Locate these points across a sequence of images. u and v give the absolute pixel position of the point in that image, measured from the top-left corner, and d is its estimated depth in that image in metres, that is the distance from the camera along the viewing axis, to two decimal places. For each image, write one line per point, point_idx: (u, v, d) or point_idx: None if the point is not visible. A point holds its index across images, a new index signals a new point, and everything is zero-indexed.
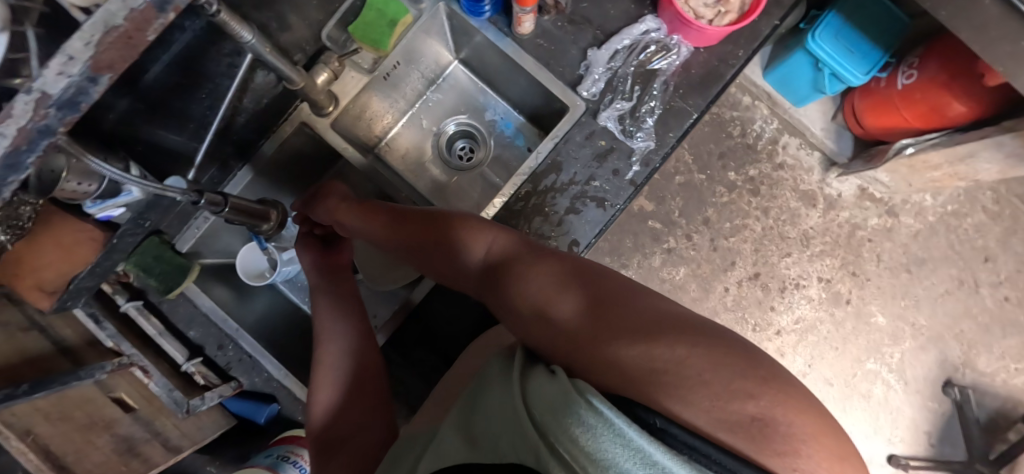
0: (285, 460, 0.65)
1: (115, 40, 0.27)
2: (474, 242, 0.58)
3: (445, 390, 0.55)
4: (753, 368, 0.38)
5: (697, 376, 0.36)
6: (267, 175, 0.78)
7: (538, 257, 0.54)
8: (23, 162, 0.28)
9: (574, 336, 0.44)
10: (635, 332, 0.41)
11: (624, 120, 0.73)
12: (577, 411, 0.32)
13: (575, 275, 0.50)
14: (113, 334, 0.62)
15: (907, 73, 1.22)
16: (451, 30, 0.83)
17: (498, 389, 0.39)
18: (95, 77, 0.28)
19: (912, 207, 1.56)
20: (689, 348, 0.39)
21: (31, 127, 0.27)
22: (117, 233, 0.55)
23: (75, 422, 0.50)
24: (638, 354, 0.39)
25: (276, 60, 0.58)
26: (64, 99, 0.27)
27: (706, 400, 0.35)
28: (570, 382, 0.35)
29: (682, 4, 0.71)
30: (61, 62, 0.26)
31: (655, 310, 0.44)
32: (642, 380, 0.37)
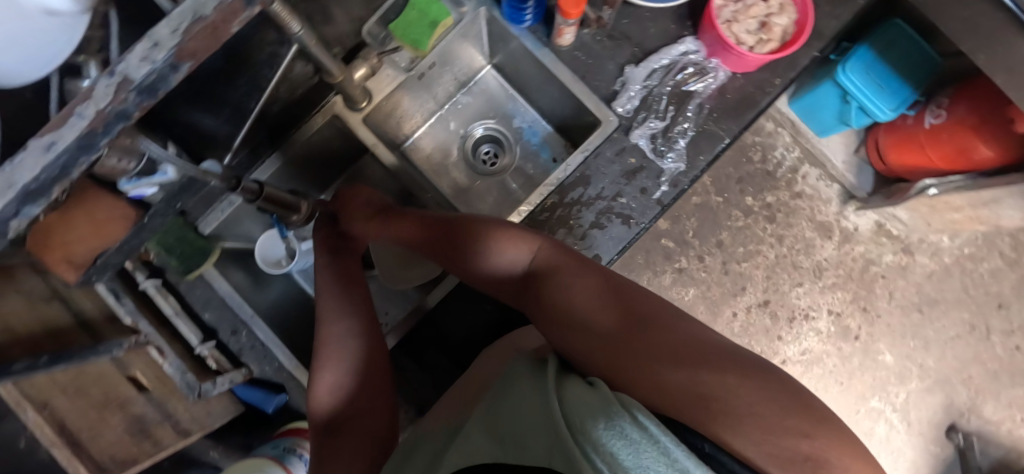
0: (291, 453, 0.64)
1: (201, 31, 0.27)
2: (511, 248, 0.56)
3: (460, 390, 0.55)
4: (806, 408, 0.37)
5: (749, 408, 0.36)
6: (294, 165, 0.78)
7: (576, 269, 0.53)
8: (97, 144, 0.28)
9: (618, 355, 0.44)
10: (683, 358, 0.41)
11: (656, 139, 0.73)
12: (621, 424, 0.31)
13: (622, 292, 0.50)
14: (132, 311, 0.61)
15: (934, 112, 1.22)
16: (488, 35, 0.83)
17: (529, 391, 0.38)
18: (176, 64, 0.28)
19: (928, 246, 1.55)
20: (741, 380, 0.38)
21: (109, 110, 0.27)
22: (148, 213, 0.54)
23: (90, 399, 0.50)
24: (686, 378, 0.39)
25: (317, 52, 0.58)
26: (144, 84, 0.27)
27: (759, 432, 0.34)
28: (613, 395, 0.35)
29: (724, 27, 0.70)
30: (146, 48, 0.26)
31: (701, 340, 0.44)
32: (689, 404, 0.37)
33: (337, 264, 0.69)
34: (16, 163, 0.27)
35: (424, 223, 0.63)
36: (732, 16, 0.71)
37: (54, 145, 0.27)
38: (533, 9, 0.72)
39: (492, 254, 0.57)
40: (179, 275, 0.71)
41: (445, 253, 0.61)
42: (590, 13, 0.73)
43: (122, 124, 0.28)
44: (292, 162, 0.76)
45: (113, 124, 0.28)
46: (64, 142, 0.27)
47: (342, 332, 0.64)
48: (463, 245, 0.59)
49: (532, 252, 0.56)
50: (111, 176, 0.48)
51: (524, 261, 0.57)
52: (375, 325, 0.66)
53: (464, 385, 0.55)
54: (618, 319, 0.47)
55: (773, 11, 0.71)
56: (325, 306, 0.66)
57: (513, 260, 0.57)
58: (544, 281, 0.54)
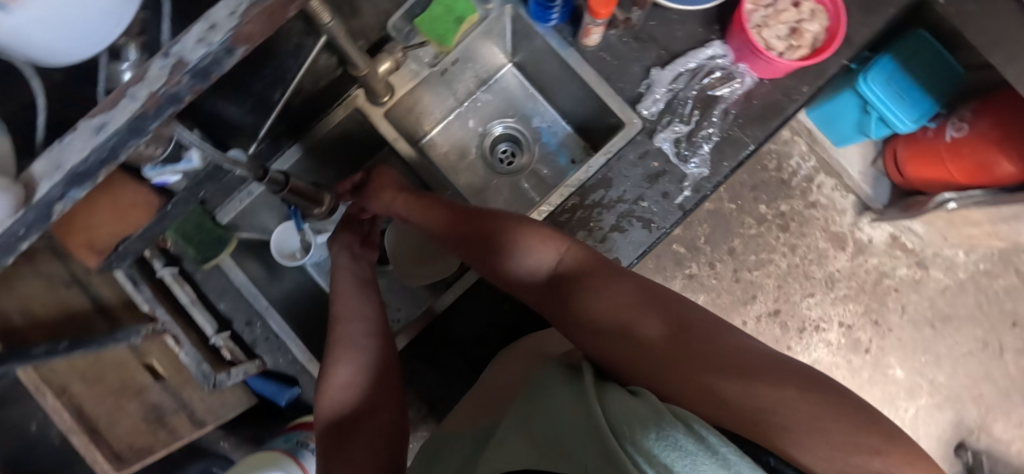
0: (303, 447, 0.63)
1: (260, 13, 0.28)
2: (539, 248, 0.56)
3: (484, 393, 0.55)
4: (875, 421, 0.36)
5: (808, 423, 0.35)
6: (313, 157, 0.77)
7: (611, 275, 0.53)
8: (147, 128, 0.27)
9: (665, 363, 0.44)
10: (735, 368, 0.41)
11: (680, 143, 0.72)
12: (675, 433, 0.31)
13: (655, 298, 0.49)
14: (150, 298, 0.60)
15: (955, 126, 1.20)
16: (512, 33, 0.82)
17: (572, 402, 0.38)
18: (231, 48, 0.28)
19: (943, 261, 1.53)
20: (800, 392, 0.37)
21: (162, 92, 0.26)
22: (171, 200, 0.53)
23: (108, 386, 0.50)
24: (740, 391, 0.39)
25: (344, 44, 0.57)
26: (198, 67, 0.27)
27: (822, 448, 0.34)
28: (663, 407, 0.34)
29: (754, 32, 0.69)
30: (204, 28, 0.27)
31: (751, 348, 0.43)
32: (745, 422, 0.37)
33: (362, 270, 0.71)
34: (66, 144, 0.27)
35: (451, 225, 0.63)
36: (763, 21, 0.70)
37: (105, 127, 0.27)
38: (560, 8, 0.71)
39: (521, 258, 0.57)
40: (196, 264, 0.70)
41: (473, 252, 0.60)
42: (618, 14, 0.72)
43: (173, 108, 0.28)
44: (313, 153, 0.76)
45: (165, 107, 0.28)
46: (114, 124, 0.26)
47: (365, 331, 0.64)
48: (492, 245, 0.58)
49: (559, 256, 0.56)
50: (136, 162, 0.48)
51: (554, 264, 0.56)
52: (388, 329, 0.66)
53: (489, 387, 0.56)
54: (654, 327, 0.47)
55: (803, 19, 0.70)
56: (343, 303, 0.66)
57: (543, 262, 0.57)
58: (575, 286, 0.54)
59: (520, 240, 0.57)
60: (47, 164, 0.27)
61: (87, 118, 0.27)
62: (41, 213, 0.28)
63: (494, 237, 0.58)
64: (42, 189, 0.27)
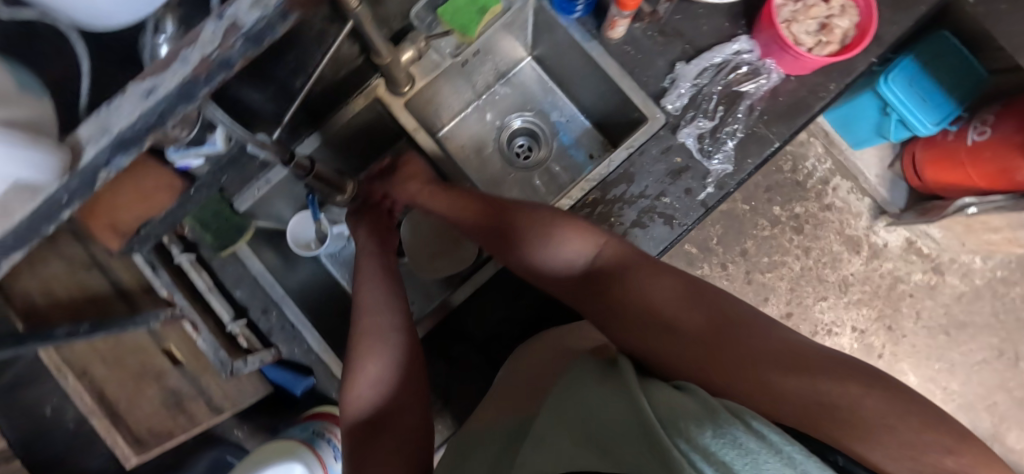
0: (319, 437, 0.62)
1: None
2: (577, 242, 0.56)
3: (516, 389, 0.55)
4: (937, 415, 0.36)
5: (879, 419, 0.36)
6: (331, 146, 0.76)
7: (650, 270, 0.53)
8: (196, 94, 0.27)
9: (715, 358, 0.44)
10: (792, 363, 0.41)
11: (704, 139, 0.71)
12: (735, 433, 0.31)
13: (699, 293, 0.49)
14: (168, 283, 0.61)
15: (978, 129, 1.19)
16: (533, 26, 0.81)
17: (617, 397, 0.38)
18: (285, 14, 0.28)
19: (959, 267, 1.51)
20: (862, 387, 0.38)
21: (215, 56, 0.27)
22: (194, 185, 0.53)
23: (128, 370, 0.49)
24: (801, 387, 0.39)
25: (370, 30, 0.57)
26: (252, 32, 0.27)
27: (895, 445, 0.35)
28: (716, 406, 0.35)
29: (783, 27, 0.68)
30: None
31: (799, 342, 0.44)
32: (811, 415, 0.37)
33: (381, 262, 0.70)
34: (114, 107, 0.27)
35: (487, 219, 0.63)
36: (792, 16, 0.68)
37: (155, 91, 0.27)
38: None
39: (556, 251, 0.57)
40: (214, 250, 0.70)
41: (510, 244, 0.60)
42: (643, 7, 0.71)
43: (223, 75, 0.28)
44: (332, 142, 0.75)
45: (215, 73, 0.28)
46: (165, 87, 0.26)
47: (390, 324, 0.63)
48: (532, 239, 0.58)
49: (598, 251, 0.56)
50: (161, 143, 0.47)
51: (592, 258, 0.56)
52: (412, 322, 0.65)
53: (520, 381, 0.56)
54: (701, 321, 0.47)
55: (833, 14, 0.68)
56: (365, 296, 0.66)
57: (581, 257, 0.56)
58: (615, 281, 0.53)
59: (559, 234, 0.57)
60: (93, 128, 0.27)
61: (136, 81, 0.27)
62: (84, 180, 0.28)
63: (534, 229, 0.58)
64: (88, 152, 0.26)
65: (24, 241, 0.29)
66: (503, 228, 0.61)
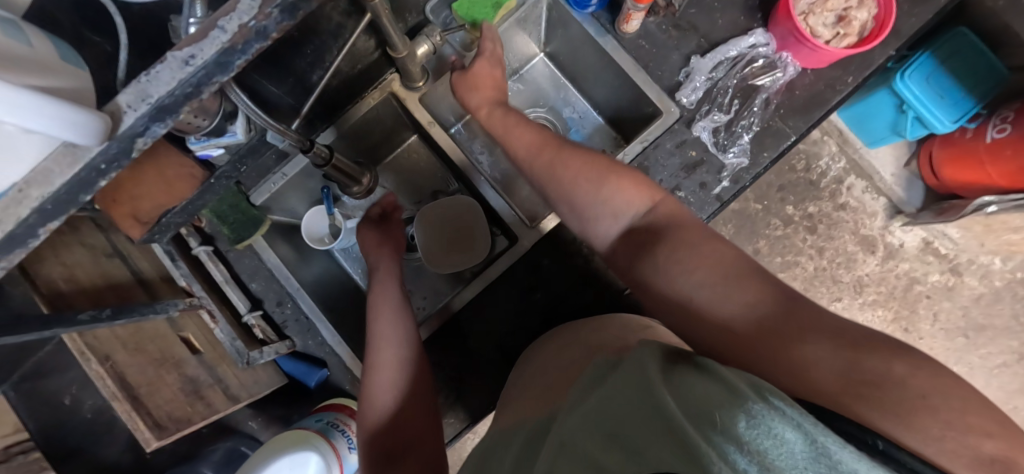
0: (334, 428, 0.62)
1: None
2: (626, 194, 0.57)
3: (538, 388, 0.56)
4: (984, 403, 0.35)
5: (919, 398, 0.34)
6: (346, 140, 0.77)
7: (698, 235, 0.52)
8: (232, 63, 0.29)
9: (752, 329, 0.44)
10: (833, 338, 0.40)
11: (718, 133, 0.70)
12: (767, 422, 0.31)
13: (742, 267, 0.48)
14: (187, 274, 0.61)
15: (998, 127, 1.18)
16: (546, 22, 0.82)
17: (638, 390, 0.38)
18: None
19: (977, 268, 1.49)
20: (909, 367, 0.36)
21: (252, 26, 0.28)
22: (215, 174, 0.54)
23: (148, 356, 0.50)
24: (839, 365, 0.38)
25: (388, 24, 0.57)
26: (286, 3, 0.28)
27: (937, 426, 0.33)
28: (740, 387, 0.34)
29: (800, 19, 0.67)
30: None
31: (844, 321, 0.43)
32: (848, 392, 0.36)
33: (398, 291, 0.69)
34: (153, 76, 0.28)
35: (543, 154, 0.63)
36: (809, 8, 0.68)
37: (193, 59, 0.28)
38: None
39: (603, 209, 0.58)
40: (230, 243, 0.71)
41: (562, 183, 0.61)
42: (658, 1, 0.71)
43: (259, 44, 0.29)
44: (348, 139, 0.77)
45: (252, 43, 0.29)
46: (204, 57, 0.28)
47: (394, 329, 0.64)
48: (583, 180, 0.59)
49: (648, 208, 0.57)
50: (182, 133, 0.48)
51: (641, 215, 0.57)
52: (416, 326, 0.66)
53: (544, 381, 0.56)
54: (742, 297, 0.46)
55: (851, 6, 0.67)
56: (377, 326, 0.65)
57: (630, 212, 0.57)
58: (656, 249, 0.53)
59: (612, 183, 0.58)
60: (133, 95, 0.28)
61: (173, 51, 0.28)
62: (123, 146, 0.29)
63: (590, 170, 0.60)
64: (129, 120, 0.28)
65: (63, 210, 0.30)
66: (557, 161, 0.62)
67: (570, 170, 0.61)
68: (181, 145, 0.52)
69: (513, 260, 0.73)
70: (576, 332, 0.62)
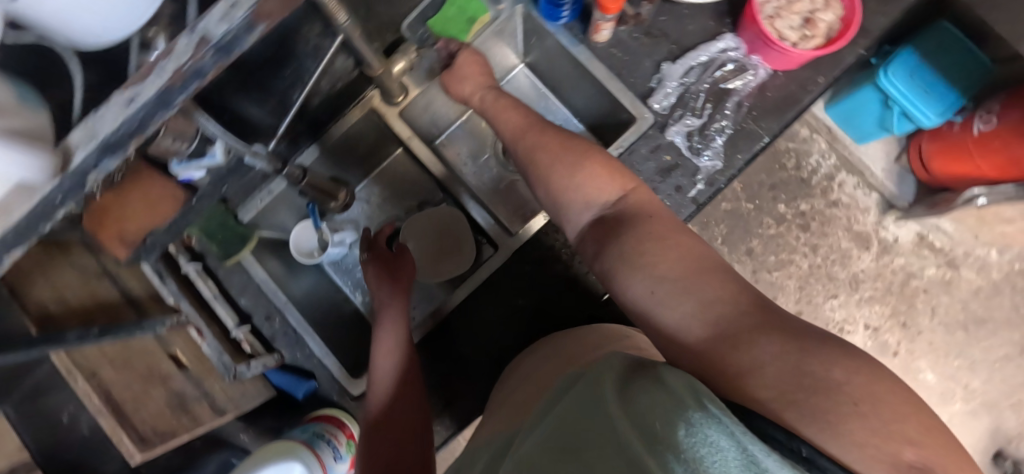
0: (319, 437, 0.64)
1: None
2: (599, 183, 0.58)
3: (519, 395, 0.60)
4: (916, 409, 0.36)
5: (852, 404, 0.36)
6: (330, 155, 0.79)
7: (663, 228, 0.52)
8: (173, 100, 0.29)
9: (706, 326, 0.45)
10: (782, 338, 0.41)
11: (692, 136, 0.71)
12: (702, 431, 0.34)
13: (698, 264, 0.48)
14: (175, 292, 0.63)
15: (984, 118, 1.19)
16: (524, 33, 0.83)
17: (594, 399, 0.41)
18: (251, 25, 0.28)
19: (974, 261, 1.48)
20: (848, 372, 0.37)
21: (187, 67, 0.28)
22: (196, 195, 0.57)
23: (136, 372, 0.52)
24: (785, 368, 0.39)
25: (361, 44, 0.59)
26: (221, 43, 0.28)
27: (862, 432, 0.35)
28: (681, 391, 0.37)
29: (767, 23, 0.69)
30: (225, 8, 0.27)
31: (794, 322, 0.44)
32: (786, 396, 0.38)
33: (400, 314, 0.71)
34: (99, 114, 0.28)
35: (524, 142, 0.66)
36: (775, 12, 0.69)
37: (136, 99, 0.27)
38: (570, 6, 0.72)
39: (579, 200, 0.59)
40: (219, 260, 0.72)
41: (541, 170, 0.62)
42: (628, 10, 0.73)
43: (198, 81, 0.29)
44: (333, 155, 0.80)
45: (191, 80, 0.29)
46: (143, 97, 0.27)
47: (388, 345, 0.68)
48: (557, 168, 0.61)
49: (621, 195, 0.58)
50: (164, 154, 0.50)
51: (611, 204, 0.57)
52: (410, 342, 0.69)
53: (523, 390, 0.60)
54: (697, 296, 0.46)
55: (816, 9, 0.69)
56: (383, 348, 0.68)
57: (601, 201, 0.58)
58: (619, 242, 0.53)
59: (586, 171, 0.59)
60: (81, 135, 0.28)
61: (120, 90, 0.28)
62: (76, 181, 0.29)
63: (567, 158, 0.61)
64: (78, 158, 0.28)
65: (23, 239, 0.31)
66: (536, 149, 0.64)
67: (548, 157, 0.62)
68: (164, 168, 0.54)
69: (495, 267, 0.74)
70: (558, 340, 0.64)
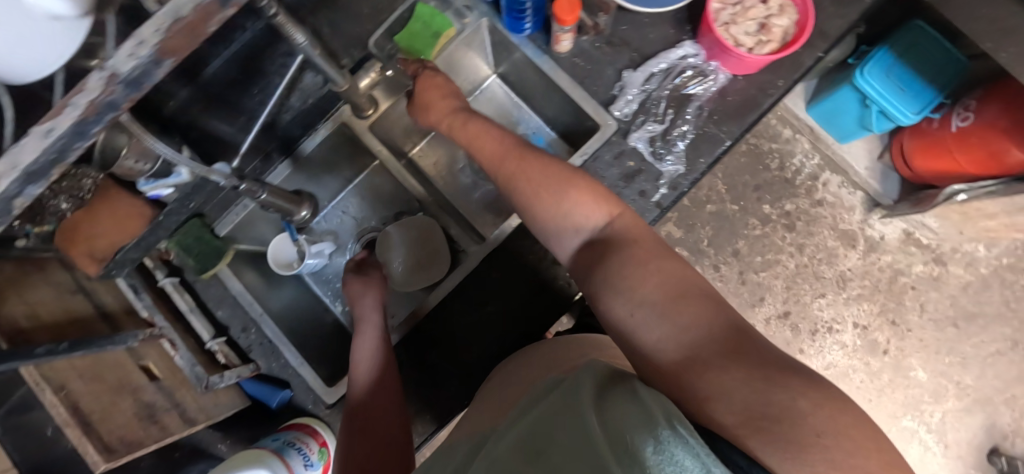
0: (290, 446, 0.63)
1: (182, 28, 0.29)
2: (583, 206, 0.59)
3: (500, 397, 0.61)
4: (875, 441, 0.37)
5: (814, 435, 0.37)
6: (303, 169, 0.81)
7: (646, 253, 0.54)
8: (88, 130, 0.30)
9: (681, 353, 0.46)
10: (752, 367, 0.42)
11: (655, 142, 0.72)
12: (667, 447, 0.34)
13: (677, 288, 0.50)
14: (149, 305, 0.65)
15: (962, 115, 1.20)
16: (492, 46, 0.85)
17: (572, 413, 0.42)
18: (159, 60, 0.30)
19: (962, 256, 1.48)
20: (813, 404, 0.38)
21: (100, 101, 0.29)
22: (163, 211, 0.58)
23: (106, 385, 0.53)
24: (752, 396, 0.40)
25: (322, 62, 0.61)
26: (131, 78, 0.29)
27: (822, 464, 0.36)
28: (653, 407, 0.37)
29: (722, 30, 0.70)
30: (133, 45, 0.29)
31: (766, 351, 0.45)
32: (750, 424, 0.39)
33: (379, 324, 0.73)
34: (17, 146, 0.29)
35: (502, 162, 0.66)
36: (730, 19, 0.70)
37: (52, 131, 0.29)
38: (532, 18, 0.74)
39: (563, 227, 0.60)
40: (196, 274, 0.74)
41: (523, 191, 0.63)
42: (588, 20, 0.74)
43: (112, 114, 0.31)
44: (307, 168, 0.82)
45: (104, 113, 0.30)
46: (60, 130, 0.29)
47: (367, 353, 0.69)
48: (538, 190, 0.61)
49: (605, 220, 0.59)
50: (130, 176, 0.53)
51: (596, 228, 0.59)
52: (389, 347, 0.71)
53: (500, 394, 0.61)
54: (673, 319, 0.47)
55: (772, 13, 0.70)
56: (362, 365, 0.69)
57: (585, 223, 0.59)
58: (604, 266, 0.54)
59: (568, 193, 0.60)
60: (2, 166, 0.29)
61: (34, 124, 0.29)
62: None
63: (548, 179, 0.61)
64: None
65: None
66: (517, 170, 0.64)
67: (528, 178, 0.63)
68: (132, 187, 0.56)
69: (465, 274, 0.75)
70: (538, 348, 0.66)
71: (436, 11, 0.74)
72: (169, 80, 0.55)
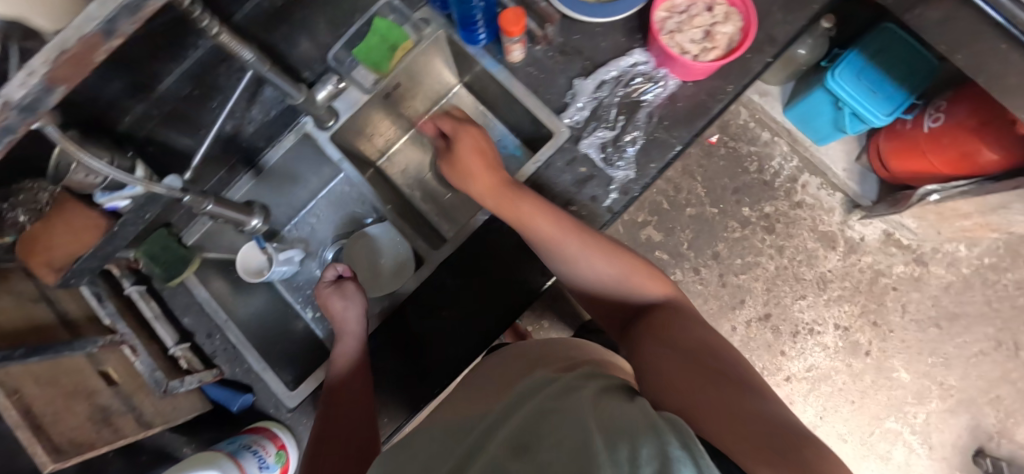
0: (246, 449, 0.65)
1: (67, 59, 0.34)
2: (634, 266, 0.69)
3: (473, 405, 0.62)
4: None
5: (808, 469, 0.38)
6: (268, 180, 0.84)
7: (690, 323, 0.63)
8: None
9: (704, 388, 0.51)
10: (768, 418, 0.45)
11: (606, 148, 0.74)
12: (673, 451, 0.36)
13: (712, 352, 0.57)
14: (111, 312, 0.68)
15: (933, 116, 1.21)
16: (453, 56, 0.87)
17: (574, 418, 0.44)
18: (49, 88, 0.35)
19: (943, 256, 1.48)
20: (813, 453, 0.40)
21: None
22: (119, 222, 0.60)
23: (62, 388, 0.55)
24: (759, 431, 0.43)
25: (274, 77, 0.64)
26: (23, 104, 0.34)
27: None
28: (662, 420, 0.40)
29: (668, 38, 0.71)
30: (23, 76, 0.33)
31: (787, 416, 0.48)
32: (751, 447, 0.40)
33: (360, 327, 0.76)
34: None
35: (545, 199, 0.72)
36: (676, 27, 0.72)
37: None
38: (486, 28, 0.75)
39: (610, 286, 0.69)
40: (163, 282, 0.76)
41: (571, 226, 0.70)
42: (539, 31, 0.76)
43: (10, 134, 0.36)
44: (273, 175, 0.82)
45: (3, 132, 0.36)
46: None
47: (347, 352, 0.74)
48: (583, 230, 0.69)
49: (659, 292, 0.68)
50: (84, 187, 0.55)
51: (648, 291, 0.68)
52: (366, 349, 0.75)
53: (483, 393, 0.63)
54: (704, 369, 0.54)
55: (717, 21, 0.71)
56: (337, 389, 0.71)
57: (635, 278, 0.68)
58: (654, 324, 0.64)
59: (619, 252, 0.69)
60: None
61: None
62: None
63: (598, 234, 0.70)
64: None
65: None
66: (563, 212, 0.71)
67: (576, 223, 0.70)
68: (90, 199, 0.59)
69: (421, 280, 0.77)
70: (521, 350, 0.71)
71: (392, 24, 0.76)
72: (123, 96, 0.58)
